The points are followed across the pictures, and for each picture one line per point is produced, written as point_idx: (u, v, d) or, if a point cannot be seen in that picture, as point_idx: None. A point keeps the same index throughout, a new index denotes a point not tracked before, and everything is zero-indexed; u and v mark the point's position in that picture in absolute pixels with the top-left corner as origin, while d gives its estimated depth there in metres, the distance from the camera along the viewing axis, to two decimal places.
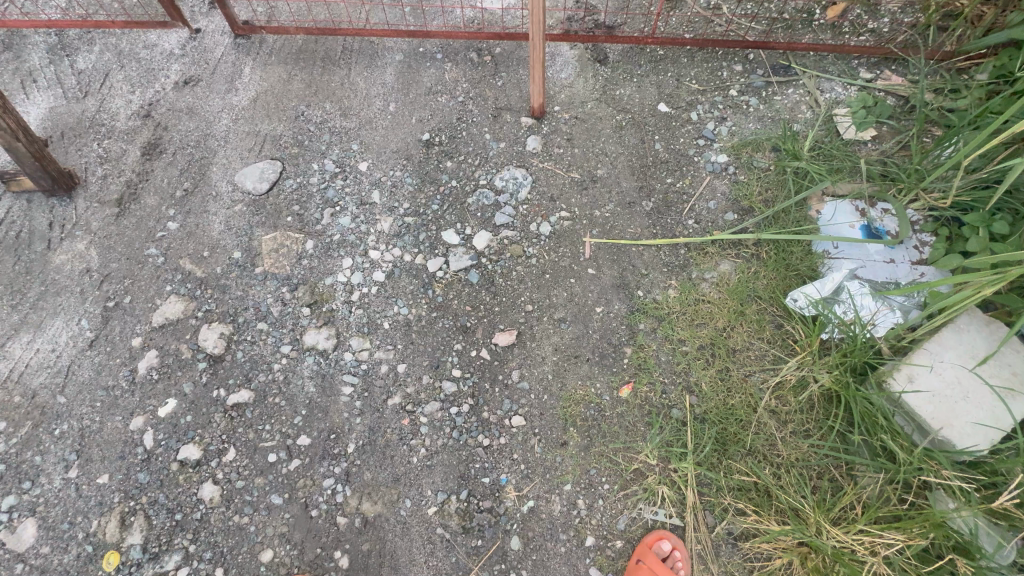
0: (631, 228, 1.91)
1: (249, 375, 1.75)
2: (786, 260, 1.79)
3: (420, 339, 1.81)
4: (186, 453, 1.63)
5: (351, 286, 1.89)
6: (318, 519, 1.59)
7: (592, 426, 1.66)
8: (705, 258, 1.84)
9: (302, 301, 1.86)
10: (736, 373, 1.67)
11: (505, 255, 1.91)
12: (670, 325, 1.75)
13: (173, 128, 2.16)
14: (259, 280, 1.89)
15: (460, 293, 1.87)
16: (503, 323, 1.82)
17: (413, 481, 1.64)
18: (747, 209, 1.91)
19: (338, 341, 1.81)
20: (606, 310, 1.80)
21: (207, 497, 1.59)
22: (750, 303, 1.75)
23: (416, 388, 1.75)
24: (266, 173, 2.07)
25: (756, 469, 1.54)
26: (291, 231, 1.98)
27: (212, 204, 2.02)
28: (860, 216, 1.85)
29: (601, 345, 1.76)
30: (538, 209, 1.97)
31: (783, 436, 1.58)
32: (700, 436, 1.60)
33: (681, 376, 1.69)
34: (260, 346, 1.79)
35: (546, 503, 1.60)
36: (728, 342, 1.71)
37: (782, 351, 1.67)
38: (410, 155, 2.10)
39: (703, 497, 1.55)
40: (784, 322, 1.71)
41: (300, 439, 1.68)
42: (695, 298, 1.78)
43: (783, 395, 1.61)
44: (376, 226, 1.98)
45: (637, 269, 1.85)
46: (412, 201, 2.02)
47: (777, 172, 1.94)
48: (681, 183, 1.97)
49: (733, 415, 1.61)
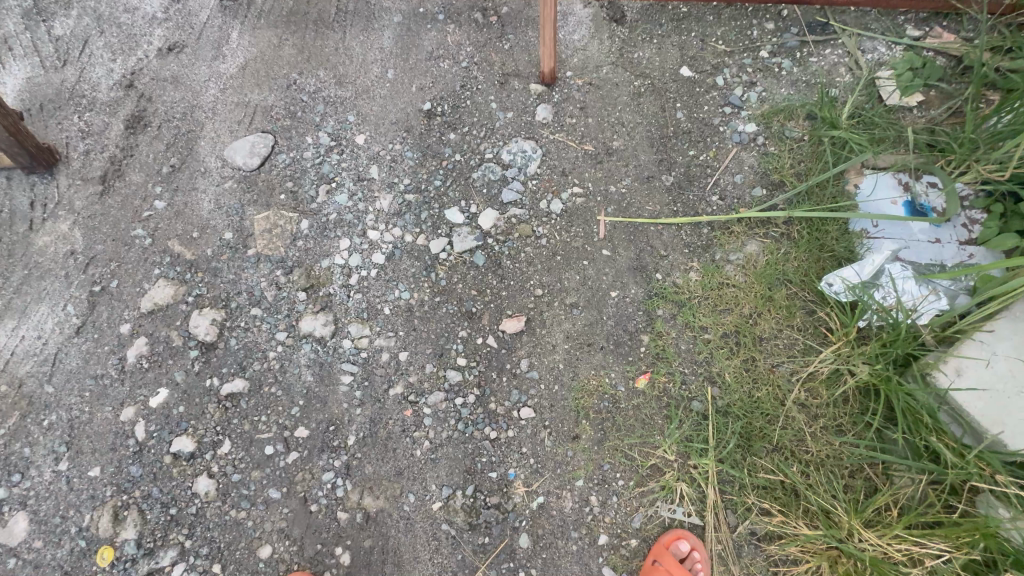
0: (650, 205, 1.76)
1: (243, 363, 1.66)
2: (820, 239, 1.63)
3: (423, 326, 1.70)
4: (179, 445, 1.56)
5: (349, 269, 1.77)
6: (317, 515, 1.52)
7: (607, 419, 1.56)
8: (730, 238, 1.69)
9: (298, 285, 1.75)
10: (763, 363, 1.54)
11: (513, 235, 1.77)
12: (691, 311, 1.62)
13: (157, 99, 2.02)
14: (251, 263, 1.78)
15: (465, 276, 1.75)
16: (511, 308, 1.70)
17: (417, 475, 1.56)
18: (777, 183, 1.75)
19: (335, 327, 1.70)
20: (622, 294, 1.67)
21: (202, 491, 1.52)
22: (779, 287, 1.61)
23: (419, 378, 1.65)
24: (257, 147, 1.93)
25: (784, 467, 1.44)
26: (285, 210, 1.85)
27: (201, 181, 1.89)
28: (903, 191, 1.69)
29: (617, 332, 1.64)
30: (548, 184, 1.82)
31: (813, 431, 1.46)
32: (723, 431, 1.49)
33: (702, 366, 1.57)
34: (254, 333, 1.70)
35: (557, 500, 1.51)
36: (755, 330, 1.58)
37: (813, 340, 1.54)
38: (410, 127, 1.94)
39: (725, 495, 1.45)
40: (817, 309, 1.57)
41: (298, 431, 1.60)
42: (718, 282, 1.64)
43: (814, 387, 1.49)
44: (375, 204, 1.85)
45: (655, 250, 1.71)
46: (413, 177, 1.88)
47: (811, 143, 1.77)
48: (705, 155, 1.81)
49: (759, 409, 1.50)
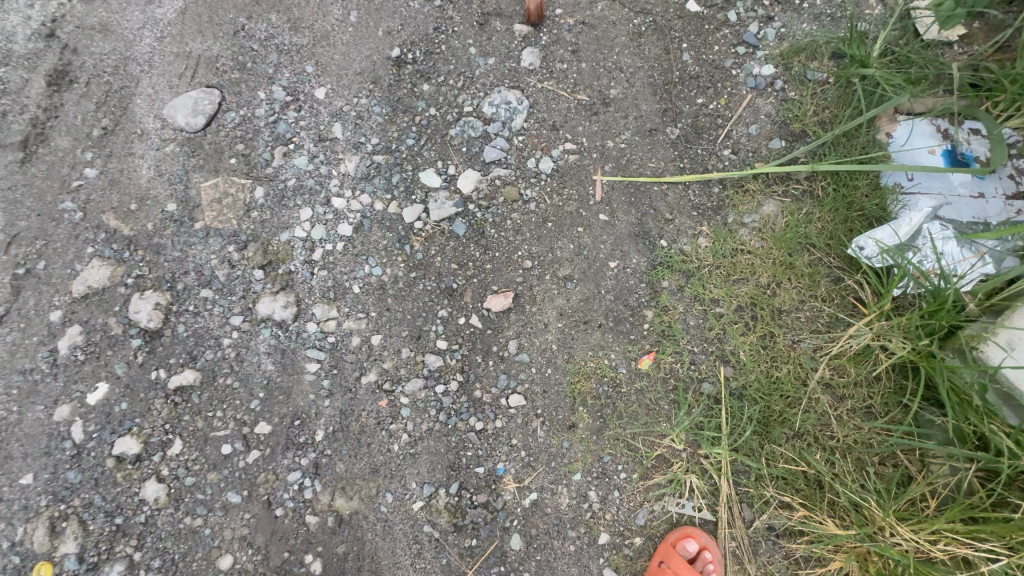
0: (653, 161, 1.54)
1: (194, 353, 1.46)
2: (848, 196, 1.43)
3: (398, 305, 1.50)
4: (122, 447, 1.37)
5: (312, 243, 1.56)
6: (283, 520, 1.36)
7: (606, 405, 1.39)
8: (745, 197, 1.48)
9: (253, 263, 1.54)
10: (783, 339, 1.36)
11: (497, 200, 1.56)
12: (700, 282, 1.43)
13: (84, 51, 1.73)
14: (200, 239, 1.56)
15: (444, 248, 1.54)
16: (497, 283, 1.50)
17: (395, 473, 1.39)
18: (798, 134, 1.53)
19: (298, 309, 1.50)
20: (622, 265, 1.47)
21: (152, 498, 1.35)
22: (800, 251, 1.41)
23: (395, 364, 1.46)
24: (201, 104, 1.67)
25: (806, 456, 1.28)
26: (236, 175, 1.62)
27: (138, 145, 1.65)
28: (942, 140, 1.48)
29: (617, 307, 1.45)
30: (536, 140, 1.59)
31: (839, 414, 1.30)
32: (738, 417, 1.32)
33: (714, 344, 1.39)
34: (205, 317, 1.49)
35: (551, 496, 1.36)
36: (773, 301, 1.39)
37: (840, 312, 1.35)
38: (377, 78, 1.69)
39: (740, 487, 1.30)
40: (843, 276, 1.38)
41: (259, 427, 1.42)
42: (731, 248, 1.44)
43: (840, 364, 1.32)
44: (339, 167, 1.62)
45: (659, 214, 1.50)
46: (382, 135, 1.64)
47: (837, 85, 1.54)
48: (715, 103, 1.58)
49: (779, 391, 1.33)
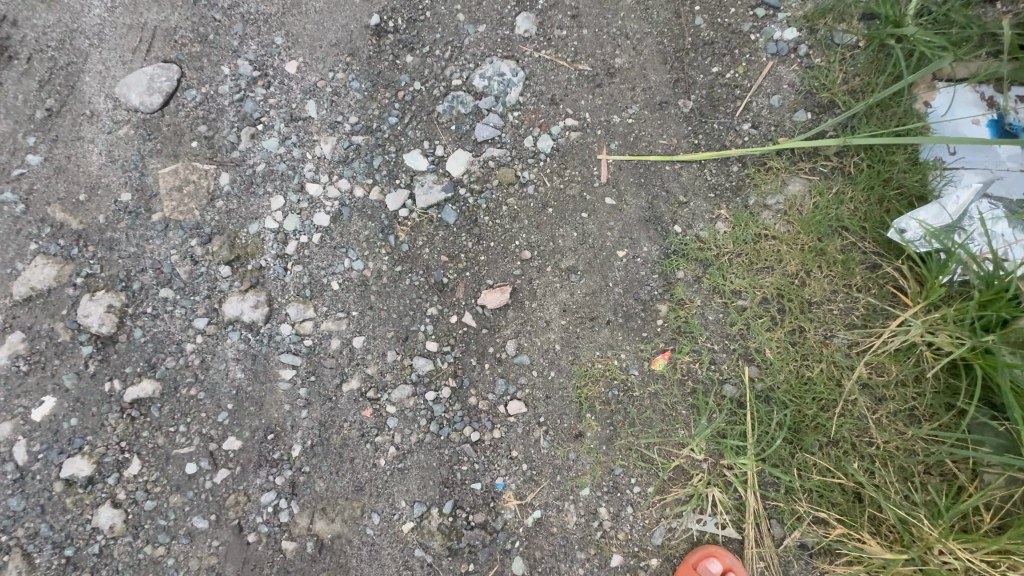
0: (664, 138, 1.38)
1: (152, 360, 1.30)
2: (884, 174, 1.27)
3: (382, 303, 1.34)
4: (72, 469, 1.22)
5: (285, 235, 1.39)
6: (257, 547, 1.22)
7: (617, 411, 1.24)
8: (768, 176, 1.33)
9: (219, 258, 1.37)
10: (814, 334, 1.22)
11: (492, 183, 1.39)
12: (719, 272, 1.28)
13: (24, 23, 1.53)
14: (158, 232, 1.39)
15: (432, 239, 1.38)
16: (492, 277, 1.34)
17: (382, 491, 1.24)
18: (826, 105, 1.37)
19: (269, 309, 1.34)
20: (632, 255, 1.32)
21: (106, 525, 1.20)
22: (832, 236, 1.26)
23: (379, 369, 1.30)
24: (157, 81, 1.49)
25: (843, 466, 1.14)
26: (198, 161, 1.45)
27: (87, 128, 1.47)
28: (986, 109, 1.33)
29: (627, 302, 1.29)
30: (533, 116, 1.42)
31: (878, 419, 1.16)
32: (766, 423, 1.18)
33: (735, 341, 1.24)
34: (165, 321, 1.33)
35: (557, 514, 1.21)
36: (802, 293, 1.24)
37: (878, 303, 1.21)
38: (355, 49, 1.50)
39: (768, 501, 1.16)
40: (882, 263, 1.22)
41: (228, 443, 1.26)
42: (753, 233, 1.29)
43: (879, 362, 1.18)
44: (314, 150, 1.45)
45: (673, 196, 1.34)
46: (361, 113, 1.46)
47: (868, 49, 1.36)
48: (732, 72, 1.41)
49: (810, 393, 1.18)
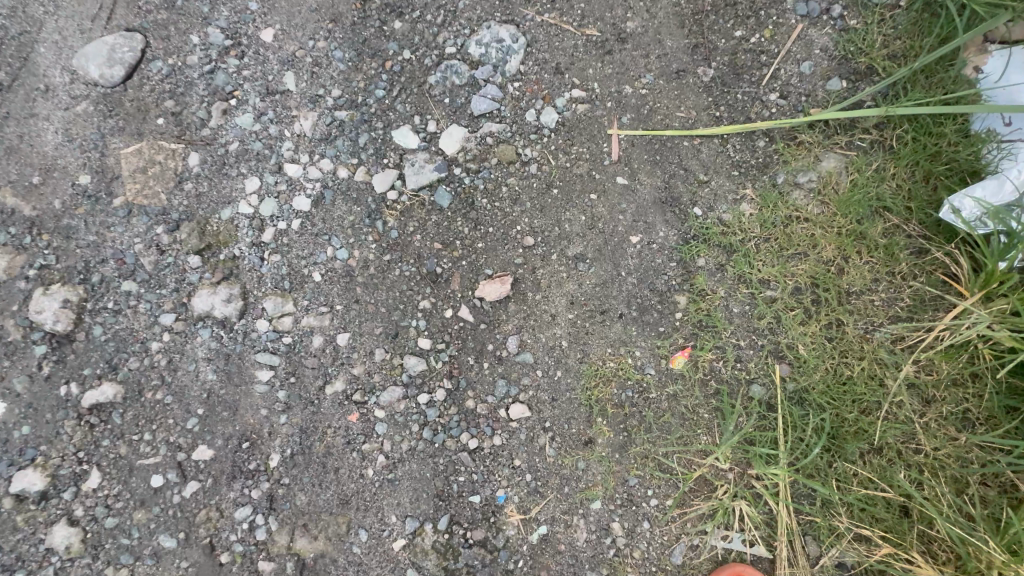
0: (682, 110, 1.24)
1: (114, 361, 1.17)
2: (933, 147, 1.13)
3: (369, 296, 1.21)
4: (23, 483, 1.11)
5: (261, 221, 1.25)
6: (231, 567, 1.10)
7: (631, 415, 1.11)
8: (799, 151, 1.18)
9: (188, 247, 1.24)
10: (854, 328, 1.08)
11: (490, 162, 1.25)
12: (745, 259, 1.14)
13: None
14: (120, 218, 1.25)
15: (424, 224, 1.24)
16: (491, 266, 1.20)
17: (370, 505, 1.12)
18: (863, 71, 1.23)
19: (244, 304, 1.21)
20: (647, 240, 1.18)
21: (62, 546, 1.09)
22: (873, 218, 1.12)
23: (366, 370, 1.17)
24: (119, 51, 1.33)
25: (889, 477, 1.02)
26: (165, 140, 1.30)
27: (41, 103, 1.32)
28: None
29: (641, 293, 1.16)
30: (535, 87, 1.27)
31: (928, 423, 1.03)
32: (801, 428, 1.05)
33: (764, 337, 1.11)
34: (127, 317, 1.20)
35: (565, 530, 1.09)
36: (840, 282, 1.10)
37: (926, 294, 1.07)
38: (337, 15, 1.33)
39: (802, 516, 1.04)
40: (930, 248, 1.09)
41: (197, 453, 1.14)
42: (782, 215, 1.15)
43: (927, 360, 1.05)
44: (293, 127, 1.30)
45: (692, 175, 1.20)
46: (344, 86, 1.31)
47: (910, 9, 1.21)
48: (758, 36, 1.25)
49: (850, 395, 1.05)
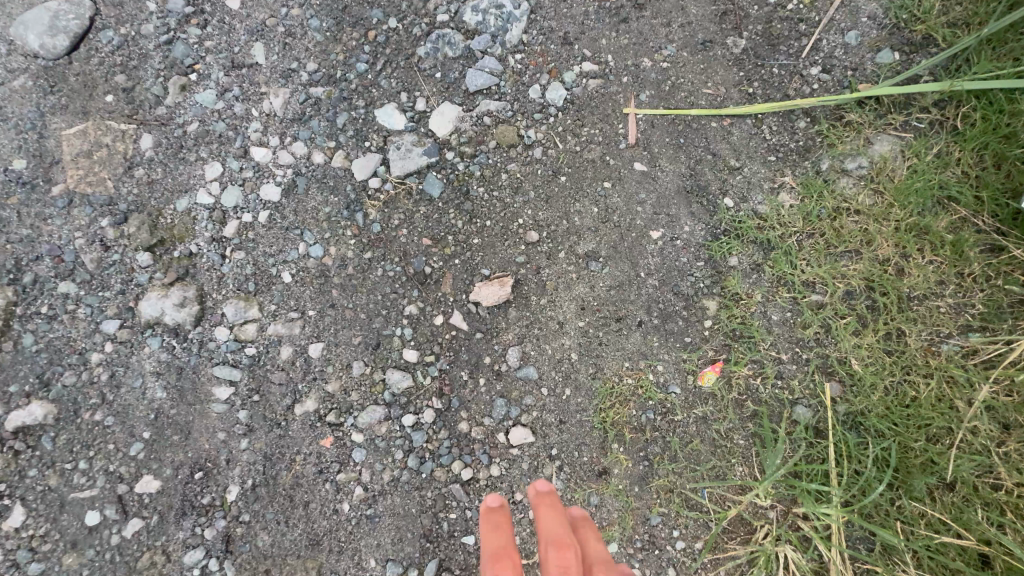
0: (709, 87, 1.07)
1: (46, 376, 1.00)
2: (1006, 129, 0.96)
3: (347, 299, 1.04)
4: None
5: (222, 212, 1.08)
6: None
7: (654, 442, 0.94)
8: (847, 132, 1.01)
9: (136, 242, 1.07)
10: (917, 341, 0.92)
11: (487, 145, 1.08)
12: (786, 258, 0.98)
13: None
14: (59, 209, 1.08)
15: (411, 217, 1.07)
16: (489, 266, 1.04)
17: (345, 546, 0.95)
18: (920, 41, 1.06)
19: (200, 309, 1.03)
20: (671, 236, 1.01)
21: None
22: (937, 211, 0.96)
23: (343, 386, 1.00)
24: (64, 18, 1.16)
25: (964, 520, 0.86)
26: (114, 120, 1.13)
27: None
28: None
29: (665, 297, 0.99)
30: (540, 59, 1.11)
31: (1007, 454, 0.88)
32: (858, 460, 0.89)
33: (810, 350, 0.94)
34: (63, 325, 1.03)
35: None
36: (900, 286, 0.94)
37: (1001, 301, 0.92)
38: None
39: (859, 564, 0.87)
40: (1006, 248, 0.93)
41: (141, 485, 0.96)
42: (829, 207, 0.99)
43: (1006, 378, 0.89)
44: (261, 105, 1.13)
45: (722, 160, 1.03)
46: (321, 59, 1.14)
47: None
48: (796, 1, 1.09)
49: (915, 420, 0.90)
